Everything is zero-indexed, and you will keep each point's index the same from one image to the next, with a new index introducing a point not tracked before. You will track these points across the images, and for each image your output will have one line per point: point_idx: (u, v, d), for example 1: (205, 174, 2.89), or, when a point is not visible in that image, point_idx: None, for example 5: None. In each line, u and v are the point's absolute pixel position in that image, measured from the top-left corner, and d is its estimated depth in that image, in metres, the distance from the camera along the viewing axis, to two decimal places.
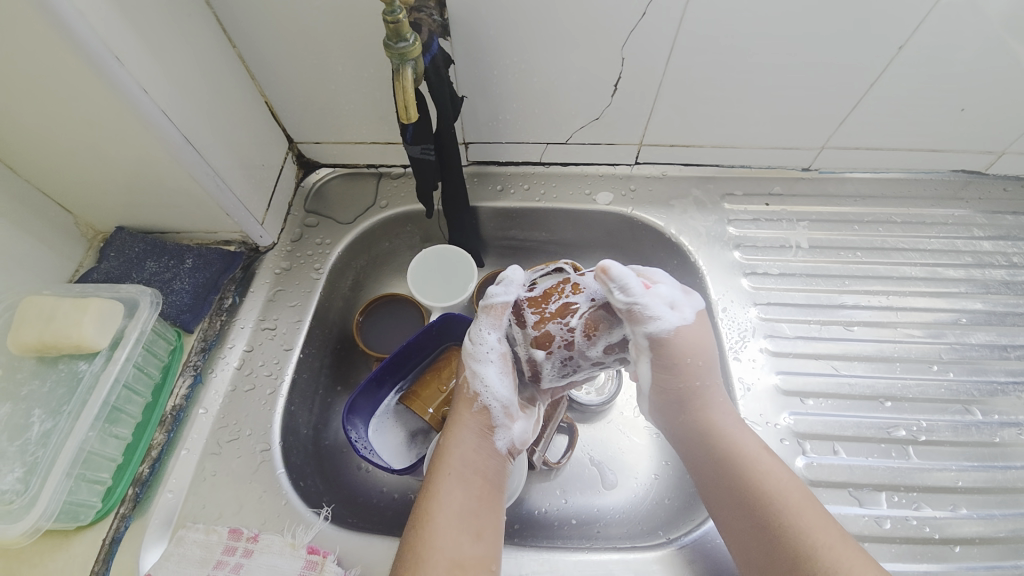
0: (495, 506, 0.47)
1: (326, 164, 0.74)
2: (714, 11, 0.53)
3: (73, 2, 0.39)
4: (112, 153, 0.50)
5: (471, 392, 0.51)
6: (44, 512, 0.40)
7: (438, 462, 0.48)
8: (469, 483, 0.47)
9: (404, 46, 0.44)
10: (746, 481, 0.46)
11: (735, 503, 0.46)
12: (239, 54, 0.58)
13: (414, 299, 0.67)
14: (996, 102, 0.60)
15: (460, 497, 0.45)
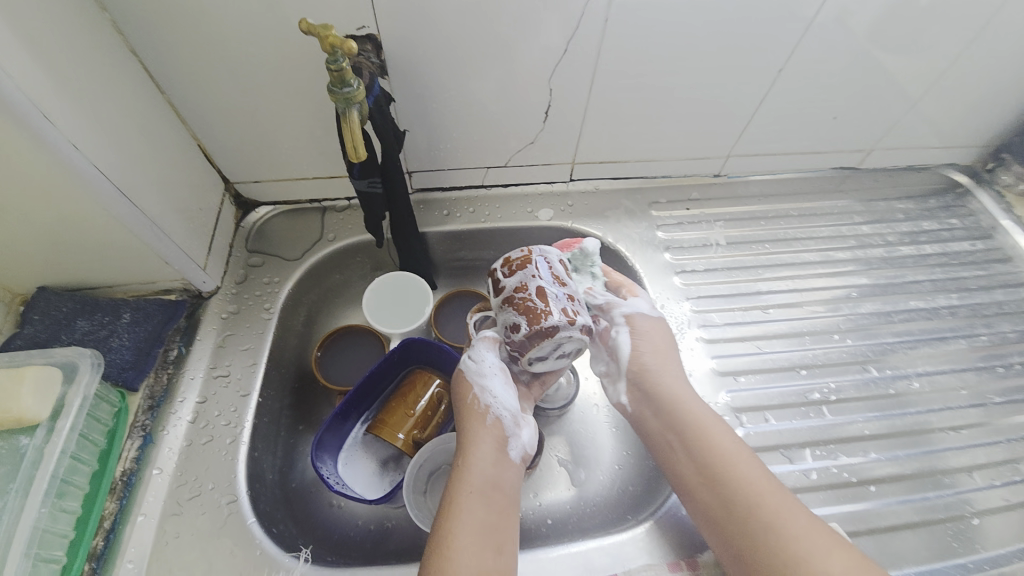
0: (510, 520, 0.47)
1: (266, 203, 0.73)
2: (625, 44, 0.60)
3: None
4: (35, 210, 0.47)
5: (481, 409, 0.52)
6: None
7: (454, 482, 0.48)
8: (486, 500, 0.47)
9: (349, 91, 0.46)
10: (708, 455, 0.52)
11: (696, 474, 0.52)
12: (167, 99, 0.57)
13: (372, 327, 0.68)
14: (855, 109, 0.73)
15: (478, 516, 0.46)
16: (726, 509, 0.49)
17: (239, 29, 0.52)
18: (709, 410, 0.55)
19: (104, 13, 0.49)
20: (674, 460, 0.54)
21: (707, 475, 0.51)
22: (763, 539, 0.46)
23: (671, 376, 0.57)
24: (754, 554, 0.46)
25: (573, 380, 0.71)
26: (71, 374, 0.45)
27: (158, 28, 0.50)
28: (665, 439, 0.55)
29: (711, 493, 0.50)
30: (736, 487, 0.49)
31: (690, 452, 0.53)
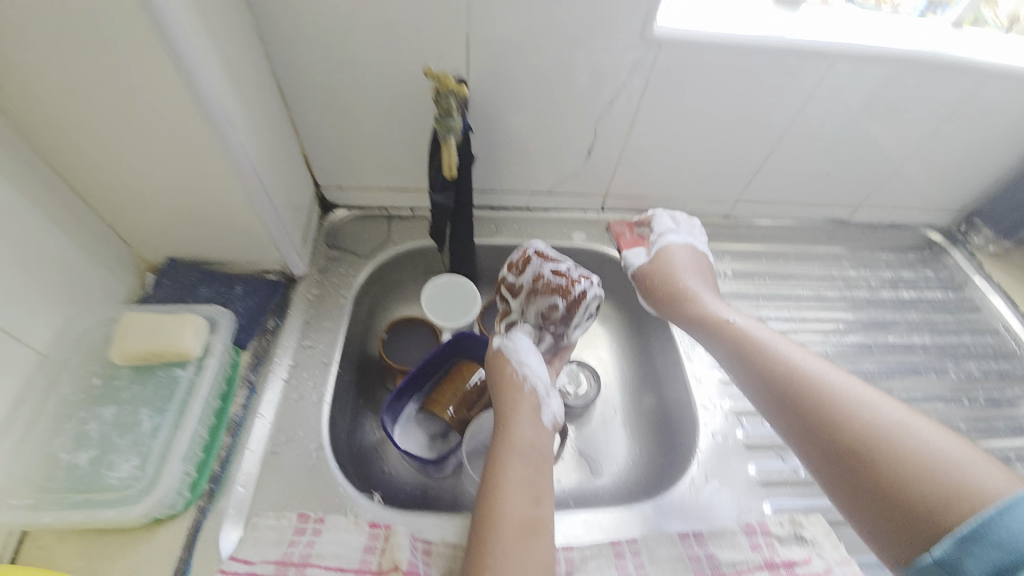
0: (544, 475, 0.57)
1: (344, 206, 0.86)
2: (663, 104, 0.74)
3: (213, 89, 0.49)
4: (196, 198, 0.59)
5: (519, 380, 0.65)
6: (164, 493, 0.51)
7: (499, 445, 0.59)
8: (528, 461, 0.57)
9: (450, 121, 0.60)
10: (837, 451, 0.48)
11: (813, 412, 0.52)
12: (290, 117, 0.71)
13: (428, 321, 0.79)
14: (845, 171, 0.87)
15: (519, 471, 0.56)
16: (857, 440, 0.47)
17: (362, 71, 0.66)
18: (857, 392, 0.51)
19: (263, 49, 0.62)
20: (794, 405, 0.54)
21: (833, 412, 0.50)
22: (912, 479, 0.43)
23: (800, 364, 0.56)
24: (896, 502, 0.43)
25: (594, 382, 0.83)
26: (216, 326, 0.61)
27: (302, 63, 0.65)
28: (781, 388, 0.56)
29: (837, 422, 0.49)
30: (873, 427, 0.47)
31: (815, 390, 0.53)
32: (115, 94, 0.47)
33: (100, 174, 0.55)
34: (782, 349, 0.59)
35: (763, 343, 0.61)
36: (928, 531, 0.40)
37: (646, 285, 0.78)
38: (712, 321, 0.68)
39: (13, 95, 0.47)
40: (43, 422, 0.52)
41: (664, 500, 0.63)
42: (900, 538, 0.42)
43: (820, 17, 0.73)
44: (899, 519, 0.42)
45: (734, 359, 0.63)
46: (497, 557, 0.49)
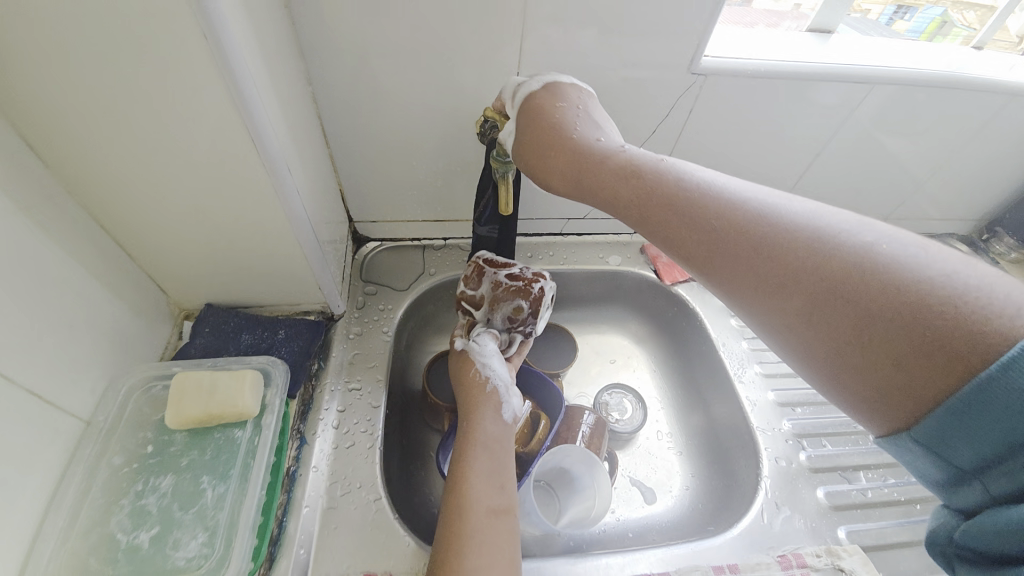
0: (506, 461, 0.56)
1: (375, 239, 0.84)
2: (701, 127, 0.74)
3: (271, 131, 0.48)
4: (241, 240, 0.57)
5: (482, 380, 0.63)
6: (238, 569, 0.46)
7: (462, 440, 0.57)
8: (489, 454, 0.55)
9: (509, 160, 0.59)
10: (845, 297, 0.33)
11: (765, 256, 0.37)
12: (329, 153, 0.70)
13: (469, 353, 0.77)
14: (874, 186, 0.89)
15: (482, 462, 0.54)
16: (849, 287, 0.33)
17: (404, 104, 0.66)
18: (819, 228, 0.36)
19: (308, 88, 0.62)
20: (755, 269, 0.37)
21: (825, 257, 0.34)
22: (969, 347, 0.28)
23: (736, 205, 0.40)
24: (931, 361, 0.29)
25: (639, 406, 0.82)
26: (269, 376, 0.59)
27: (344, 100, 0.64)
28: (722, 237, 0.39)
29: (822, 274, 0.34)
30: (880, 270, 0.32)
31: (781, 234, 0.37)
32: (174, 142, 0.45)
33: (145, 222, 0.53)
34: (720, 188, 0.42)
35: (699, 189, 0.43)
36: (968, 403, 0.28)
37: (522, 141, 0.54)
38: (615, 169, 0.48)
39: (65, 149, 0.45)
40: (93, 497, 0.48)
41: (739, 531, 0.61)
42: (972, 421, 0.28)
43: (850, 45, 0.74)
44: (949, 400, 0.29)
45: (663, 221, 0.44)
46: (473, 556, 0.45)
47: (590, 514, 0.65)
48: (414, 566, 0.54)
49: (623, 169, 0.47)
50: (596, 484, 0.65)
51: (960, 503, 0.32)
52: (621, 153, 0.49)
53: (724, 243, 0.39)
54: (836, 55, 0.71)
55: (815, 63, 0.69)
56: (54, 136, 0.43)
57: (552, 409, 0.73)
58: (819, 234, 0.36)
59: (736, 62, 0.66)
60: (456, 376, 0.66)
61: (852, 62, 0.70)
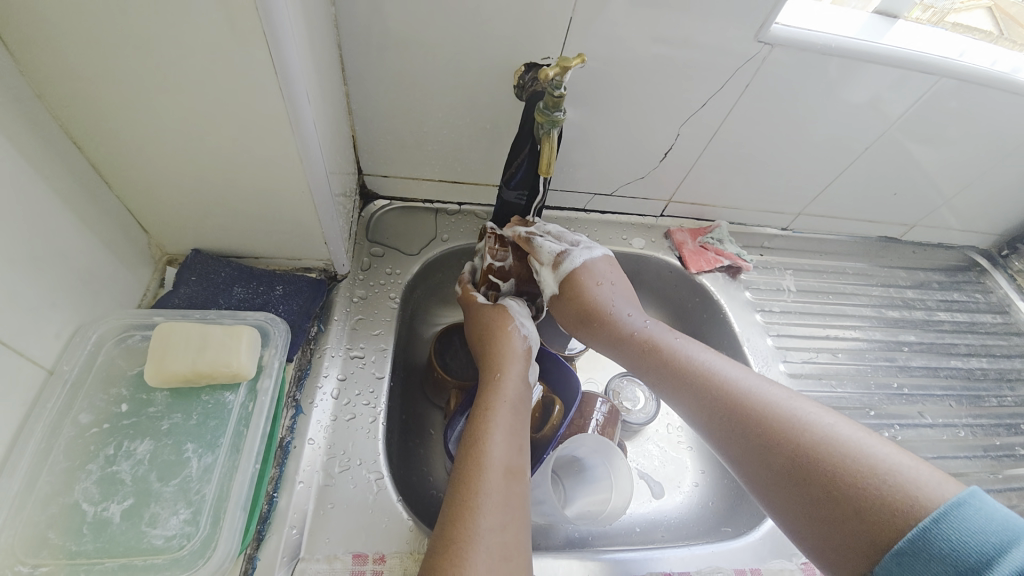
0: (524, 421, 0.53)
1: (384, 197, 0.77)
2: (751, 106, 0.69)
3: (292, 47, 0.40)
4: (242, 177, 0.49)
5: (518, 342, 0.60)
6: (225, 554, 0.41)
7: (486, 393, 0.54)
8: (514, 412, 0.53)
9: (558, 116, 0.54)
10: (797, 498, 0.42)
11: (740, 422, 0.48)
12: (345, 92, 0.62)
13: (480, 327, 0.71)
14: (913, 190, 0.85)
15: (506, 419, 0.51)
16: (799, 457, 0.43)
17: (435, 43, 0.58)
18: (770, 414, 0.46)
19: (330, 10, 0.54)
20: (733, 411, 0.49)
21: (783, 432, 0.45)
22: (871, 504, 0.38)
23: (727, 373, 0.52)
24: (840, 508, 0.39)
25: (652, 398, 0.77)
26: (266, 336, 0.52)
27: (368, 29, 0.56)
28: (723, 425, 0.49)
29: (784, 458, 0.44)
30: (830, 455, 0.41)
31: (755, 405, 0.48)
32: (176, 49, 0.38)
33: (130, 147, 0.45)
34: (720, 367, 0.52)
35: (709, 370, 0.53)
36: (866, 533, 0.37)
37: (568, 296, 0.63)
38: (639, 341, 0.59)
39: (37, 44, 0.37)
40: (54, 459, 0.41)
41: (763, 534, 0.59)
42: (860, 547, 0.37)
43: (917, 32, 0.68)
44: (839, 524, 0.39)
45: (680, 398, 0.53)
46: (483, 516, 0.43)
47: (603, 509, 0.60)
48: (416, 552, 0.49)
49: (647, 346, 0.58)
50: (611, 475, 0.61)
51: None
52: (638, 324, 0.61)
53: (712, 409, 0.50)
54: (905, 39, 0.66)
55: (884, 45, 0.63)
56: (24, 26, 0.36)
57: (567, 395, 0.68)
58: (769, 413, 0.46)
59: (805, 33, 0.61)
60: (484, 334, 0.61)
61: (922, 49, 0.65)
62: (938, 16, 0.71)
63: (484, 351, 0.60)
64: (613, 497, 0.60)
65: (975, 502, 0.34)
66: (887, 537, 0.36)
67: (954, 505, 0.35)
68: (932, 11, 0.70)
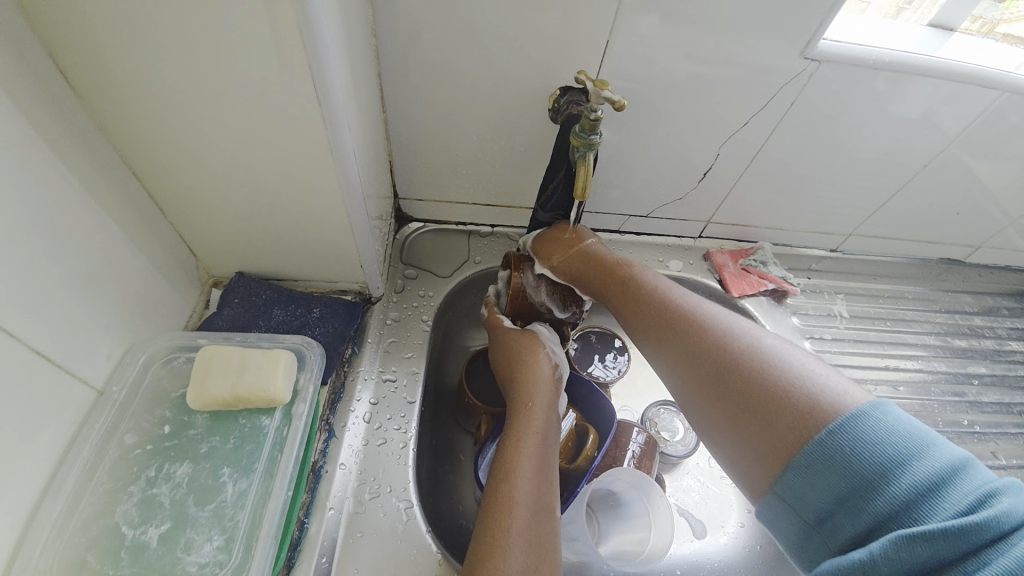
0: (553, 454, 0.51)
1: (419, 220, 0.78)
2: (796, 126, 0.66)
3: (337, 80, 0.42)
4: (285, 204, 0.51)
5: (548, 370, 0.58)
6: None
7: (516, 422, 0.53)
8: (543, 446, 0.51)
9: (595, 139, 0.53)
10: (733, 394, 0.43)
11: (705, 352, 0.47)
12: (384, 118, 0.64)
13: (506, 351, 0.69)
14: (978, 209, 0.79)
15: (537, 451, 0.49)
16: (751, 373, 0.43)
17: (471, 71, 0.59)
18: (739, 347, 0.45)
19: (373, 41, 0.55)
20: (689, 338, 0.49)
21: (735, 348, 0.46)
22: (790, 413, 0.39)
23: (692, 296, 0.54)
24: (763, 406, 0.41)
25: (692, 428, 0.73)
26: (302, 360, 0.53)
27: (408, 59, 0.58)
28: (663, 318, 0.53)
29: (738, 366, 0.44)
30: (780, 375, 0.42)
31: (722, 339, 0.47)
32: (227, 85, 0.40)
33: (181, 176, 0.48)
34: (713, 318, 0.50)
35: (694, 335, 0.49)
36: (775, 439, 0.39)
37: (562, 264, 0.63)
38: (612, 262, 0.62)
39: (104, 82, 0.39)
40: (99, 480, 0.43)
41: None
42: (761, 448, 0.40)
43: (976, 45, 0.64)
44: (759, 418, 0.41)
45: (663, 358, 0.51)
46: (512, 556, 0.41)
47: (642, 549, 0.57)
48: None
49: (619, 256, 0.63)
50: (649, 512, 0.58)
51: (789, 550, 0.39)
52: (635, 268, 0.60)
53: (679, 360, 0.49)
54: (963, 52, 0.62)
55: (941, 59, 0.60)
56: (94, 67, 0.38)
57: (603, 423, 0.65)
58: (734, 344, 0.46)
59: (855, 48, 0.58)
60: (513, 362, 0.60)
61: (981, 63, 0.62)
62: (988, 28, 0.66)
63: (511, 379, 0.59)
64: (653, 537, 0.57)
65: (878, 415, 0.36)
66: (790, 433, 0.38)
67: (857, 419, 0.36)
68: (982, 22, 0.66)
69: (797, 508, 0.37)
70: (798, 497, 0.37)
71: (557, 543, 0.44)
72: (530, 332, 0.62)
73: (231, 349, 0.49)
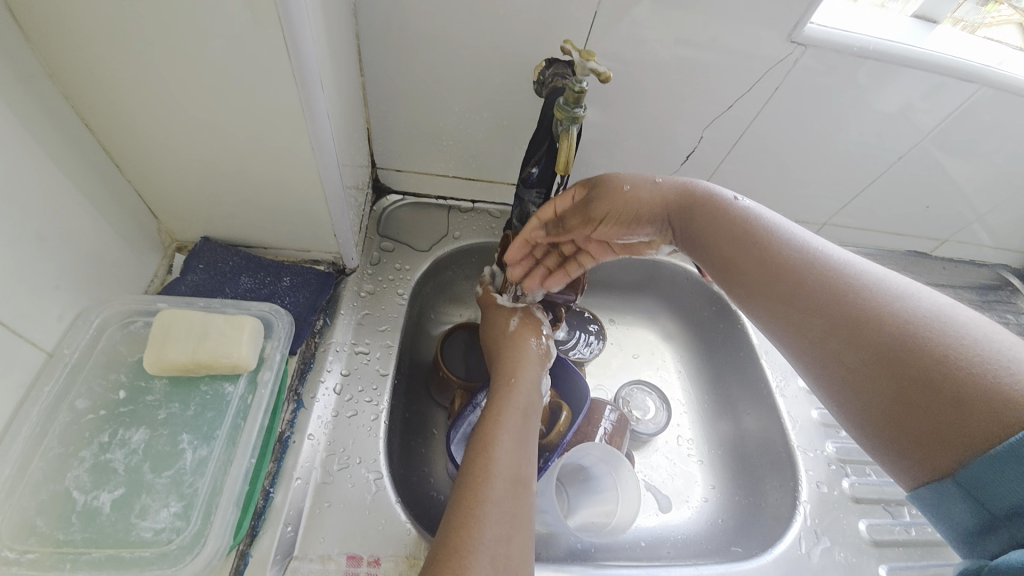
0: (533, 428, 0.51)
1: (397, 191, 0.76)
2: (779, 112, 0.66)
3: (309, 35, 0.39)
4: (253, 165, 0.48)
5: (537, 348, 0.59)
6: (215, 551, 0.39)
7: (500, 397, 0.52)
8: (522, 419, 0.51)
9: (579, 112, 0.52)
10: (883, 364, 0.37)
11: (842, 313, 0.41)
12: (361, 82, 0.61)
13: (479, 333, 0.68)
14: (946, 204, 0.81)
15: (516, 425, 0.50)
16: (922, 351, 0.36)
17: (453, 37, 0.57)
18: (887, 308, 0.39)
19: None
20: (828, 305, 0.42)
21: (878, 312, 0.39)
22: (979, 398, 0.33)
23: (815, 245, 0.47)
24: (933, 393, 0.35)
25: (662, 407, 0.75)
26: (270, 328, 0.51)
27: (387, 20, 0.55)
28: (790, 282, 0.45)
29: (902, 342, 0.37)
30: (964, 355, 0.35)
31: (857, 297, 0.41)
32: (188, 33, 0.37)
33: (138, 129, 0.45)
34: (862, 277, 0.42)
35: (829, 294, 0.42)
36: (946, 422, 0.34)
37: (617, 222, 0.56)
38: (704, 214, 0.53)
39: (50, 22, 0.36)
40: (48, 445, 0.41)
41: (776, 557, 0.57)
42: (921, 430, 0.35)
43: (957, 39, 0.65)
44: (927, 404, 0.35)
45: (787, 317, 0.44)
46: (486, 524, 0.41)
47: (608, 521, 0.58)
48: (413, 557, 0.48)
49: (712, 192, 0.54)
50: (617, 487, 0.59)
51: (944, 532, 0.34)
52: (736, 207, 0.52)
53: (809, 322, 0.42)
54: (945, 45, 0.63)
55: (923, 50, 0.60)
56: (36, 1, 0.35)
57: (575, 402, 0.66)
58: (879, 306, 0.39)
59: (841, 34, 0.58)
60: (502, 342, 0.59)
61: (962, 57, 0.62)
62: (969, 30, 0.68)
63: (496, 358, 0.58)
64: (623, 510, 0.58)
65: None
66: (972, 426, 0.32)
67: None
68: (964, 24, 0.67)
69: (976, 498, 0.32)
70: (981, 489, 0.31)
71: (529, 514, 0.44)
72: (524, 319, 0.61)
73: (194, 313, 0.48)
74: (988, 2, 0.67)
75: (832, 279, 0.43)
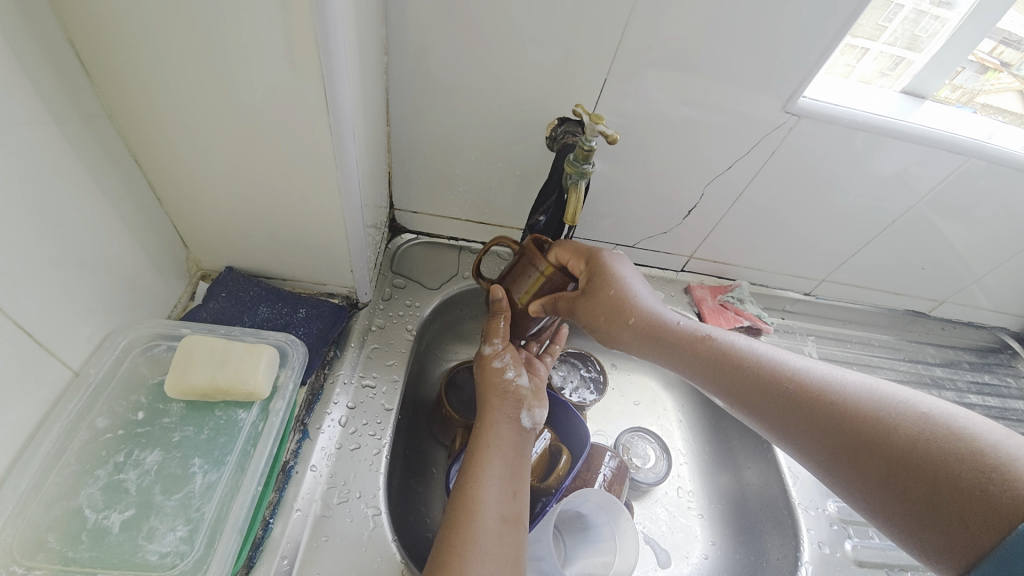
0: (519, 467, 0.51)
1: (412, 231, 0.80)
2: (776, 175, 0.71)
3: (347, 92, 0.44)
4: (284, 204, 0.52)
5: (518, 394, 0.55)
6: None
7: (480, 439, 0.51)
8: (506, 456, 0.50)
9: (587, 168, 0.56)
10: (885, 469, 0.41)
11: (830, 424, 0.44)
12: (387, 131, 0.66)
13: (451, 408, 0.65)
14: (941, 266, 0.84)
15: (498, 467, 0.49)
16: (923, 456, 0.39)
17: (474, 95, 0.62)
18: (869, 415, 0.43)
19: (384, 58, 0.58)
20: (815, 416, 0.45)
21: (861, 417, 0.43)
22: (976, 493, 0.36)
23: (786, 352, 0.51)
24: (936, 493, 0.38)
25: (663, 456, 0.74)
26: (284, 357, 0.53)
27: (416, 78, 0.61)
28: (776, 397, 0.48)
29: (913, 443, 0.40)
30: (949, 449, 0.38)
31: (839, 406, 0.44)
32: (241, 87, 0.42)
33: (183, 166, 0.49)
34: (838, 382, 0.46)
35: (814, 404, 0.46)
36: (958, 522, 0.36)
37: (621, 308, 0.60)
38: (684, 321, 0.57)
39: (120, 71, 0.41)
40: (66, 461, 0.42)
41: None
42: (937, 531, 0.37)
43: (944, 113, 0.69)
44: (936, 508, 0.38)
45: (785, 433, 0.47)
46: (477, 563, 0.42)
47: (606, 572, 0.56)
48: None
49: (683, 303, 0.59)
50: (615, 537, 0.58)
51: None
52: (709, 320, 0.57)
53: (808, 436, 0.45)
54: (934, 120, 0.67)
55: (910, 123, 0.65)
56: (111, 55, 0.40)
57: (575, 446, 0.66)
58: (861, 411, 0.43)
59: (832, 108, 0.63)
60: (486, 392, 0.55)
61: (952, 130, 0.66)
62: (967, 96, 0.72)
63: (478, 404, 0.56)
64: (622, 561, 0.57)
65: None
66: (986, 525, 0.35)
67: None
68: (963, 91, 0.71)
69: None
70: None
71: (522, 556, 0.45)
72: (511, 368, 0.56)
73: (216, 338, 0.50)
74: (984, 70, 0.70)
75: (811, 387, 0.47)
